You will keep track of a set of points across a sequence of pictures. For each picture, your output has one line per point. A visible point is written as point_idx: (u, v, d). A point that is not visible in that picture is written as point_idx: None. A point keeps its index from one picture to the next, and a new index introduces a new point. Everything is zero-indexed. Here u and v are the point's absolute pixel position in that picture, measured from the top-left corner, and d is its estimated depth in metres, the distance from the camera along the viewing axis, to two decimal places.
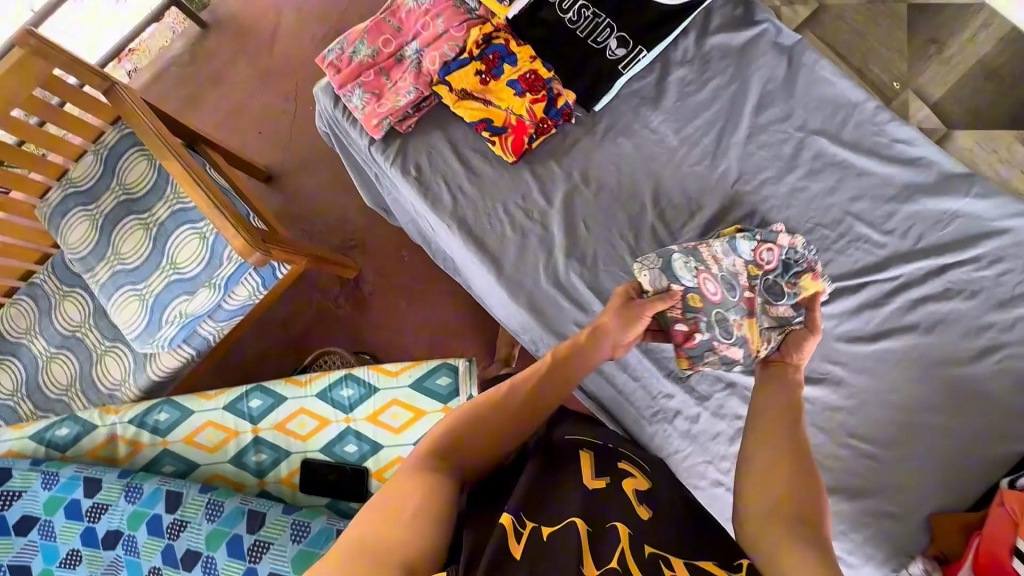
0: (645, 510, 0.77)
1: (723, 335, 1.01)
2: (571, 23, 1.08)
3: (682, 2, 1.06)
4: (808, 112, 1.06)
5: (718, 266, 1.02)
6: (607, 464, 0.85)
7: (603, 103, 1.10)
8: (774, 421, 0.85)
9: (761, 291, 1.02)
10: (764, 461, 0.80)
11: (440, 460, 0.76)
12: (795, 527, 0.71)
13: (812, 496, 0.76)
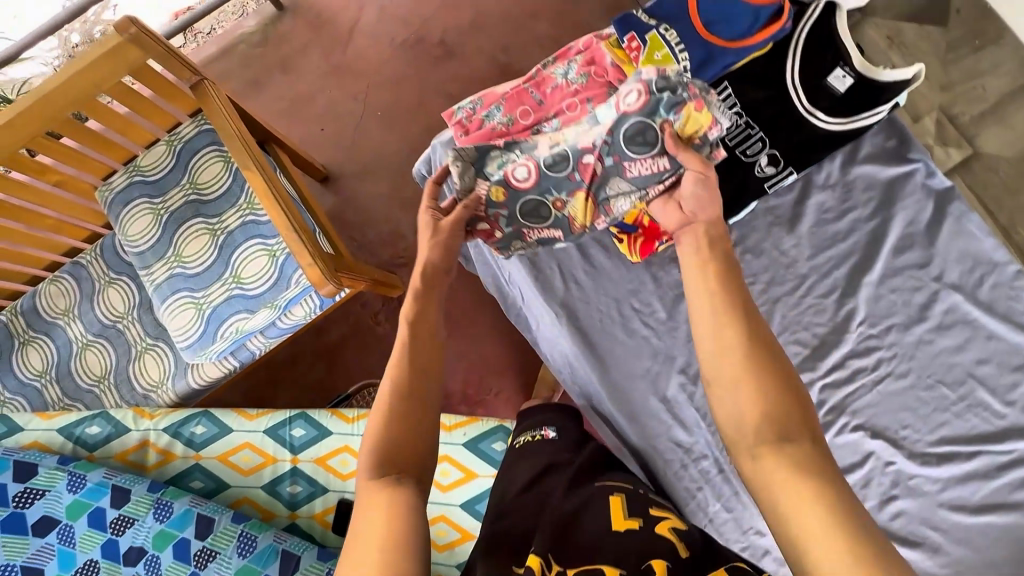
0: (682, 545, 0.82)
1: (537, 221, 1.14)
2: (722, 129, 1.18)
3: (835, 131, 1.16)
4: (948, 262, 1.11)
5: (543, 155, 1.06)
6: (640, 507, 0.90)
7: (741, 214, 1.20)
8: (727, 342, 0.79)
9: (602, 149, 1.04)
10: (738, 385, 0.76)
11: (382, 464, 0.81)
12: (782, 452, 0.70)
13: (791, 410, 0.73)
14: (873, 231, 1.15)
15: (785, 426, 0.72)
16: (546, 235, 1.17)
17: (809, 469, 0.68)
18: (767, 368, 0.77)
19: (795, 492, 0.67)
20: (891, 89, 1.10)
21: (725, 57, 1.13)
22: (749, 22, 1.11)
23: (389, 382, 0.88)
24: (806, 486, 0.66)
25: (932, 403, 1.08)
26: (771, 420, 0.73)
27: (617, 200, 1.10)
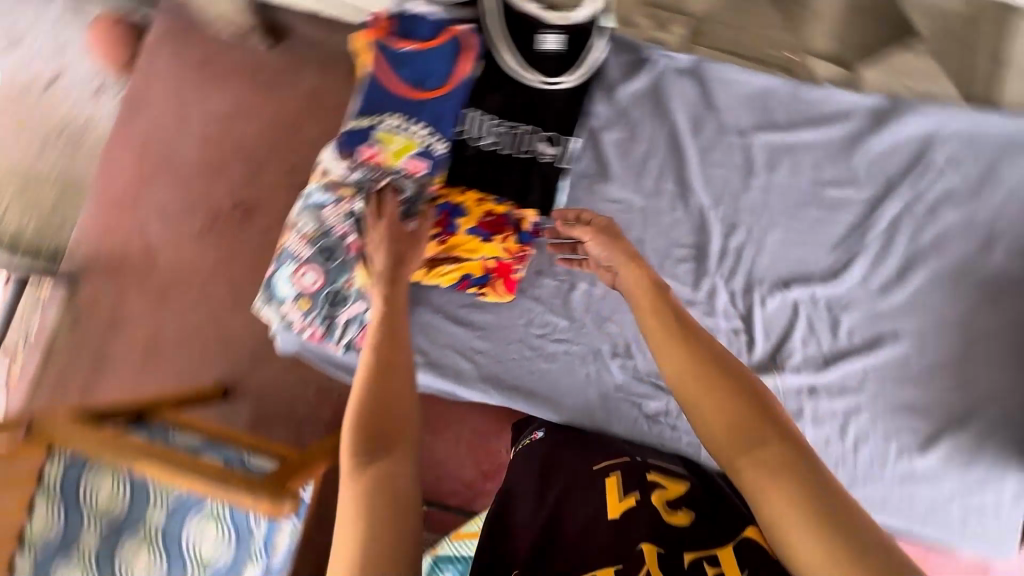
0: (682, 517, 0.72)
1: (346, 307, 0.98)
2: (491, 146, 0.98)
3: (557, 61, 1.00)
4: (736, 107, 1.06)
5: (310, 250, 0.96)
6: (636, 478, 0.79)
7: (562, 200, 1.02)
8: (679, 354, 0.64)
9: (350, 220, 0.94)
10: (705, 401, 0.60)
11: (367, 444, 0.63)
12: (765, 467, 0.54)
13: (761, 410, 0.58)
14: (651, 130, 1.05)
15: (757, 427, 0.57)
16: (361, 323, 0.99)
17: (792, 473, 0.53)
18: (725, 370, 0.61)
19: (781, 502, 0.52)
20: (592, 31, 1.00)
21: (445, 107, 0.97)
22: (443, 73, 0.98)
23: (372, 374, 0.70)
24: (799, 494, 0.51)
25: (819, 236, 1.03)
26: (745, 428, 0.57)
27: None
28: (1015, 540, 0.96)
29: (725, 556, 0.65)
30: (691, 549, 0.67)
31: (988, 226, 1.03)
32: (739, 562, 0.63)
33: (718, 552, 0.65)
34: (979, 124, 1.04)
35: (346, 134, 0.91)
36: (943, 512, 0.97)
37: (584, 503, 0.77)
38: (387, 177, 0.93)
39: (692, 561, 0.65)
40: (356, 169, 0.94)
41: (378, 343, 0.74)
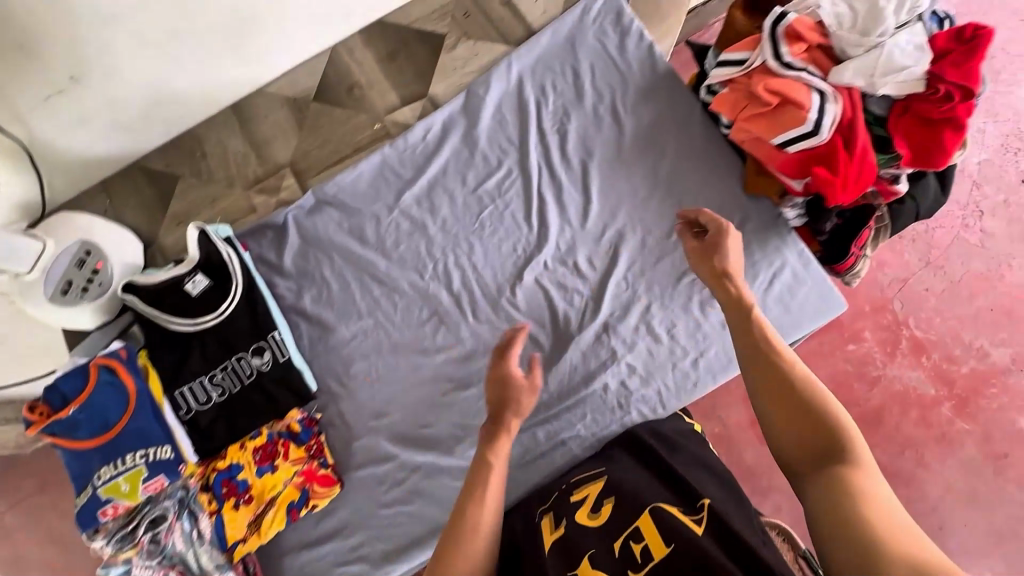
0: (605, 509, 0.77)
1: None
2: (219, 397, 1.01)
3: (216, 292, 1.05)
4: (371, 196, 1.13)
5: None
6: (558, 505, 0.81)
7: (313, 379, 1.05)
8: (749, 356, 0.76)
9: (157, 559, 0.91)
10: (765, 390, 0.72)
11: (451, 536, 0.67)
12: (823, 465, 0.64)
13: (824, 423, 0.67)
14: (332, 268, 1.11)
15: (833, 447, 0.65)
16: None
17: (835, 489, 0.61)
18: (803, 390, 0.70)
19: (815, 494, 0.62)
20: (214, 248, 1.05)
21: (143, 420, 0.93)
22: (99, 424, 0.91)
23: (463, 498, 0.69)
24: (836, 498, 0.60)
25: (508, 223, 1.10)
26: (794, 420, 0.69)
27: (210, 553, 0.94)
28: (834, 289, 1.02)
29: (646, 526, 0.71)
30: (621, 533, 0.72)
31: (606, 105, 1.13)
32: (663, 535, 0.68)
33: (640, 525, 0.71)
34: (535, 52, 1.16)
35: (80, 522, 0.89)
36: (771, 319, 1.02)
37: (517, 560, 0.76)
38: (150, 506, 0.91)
39: (620, 548, 0.69)
40: (113, 535, 0.90)
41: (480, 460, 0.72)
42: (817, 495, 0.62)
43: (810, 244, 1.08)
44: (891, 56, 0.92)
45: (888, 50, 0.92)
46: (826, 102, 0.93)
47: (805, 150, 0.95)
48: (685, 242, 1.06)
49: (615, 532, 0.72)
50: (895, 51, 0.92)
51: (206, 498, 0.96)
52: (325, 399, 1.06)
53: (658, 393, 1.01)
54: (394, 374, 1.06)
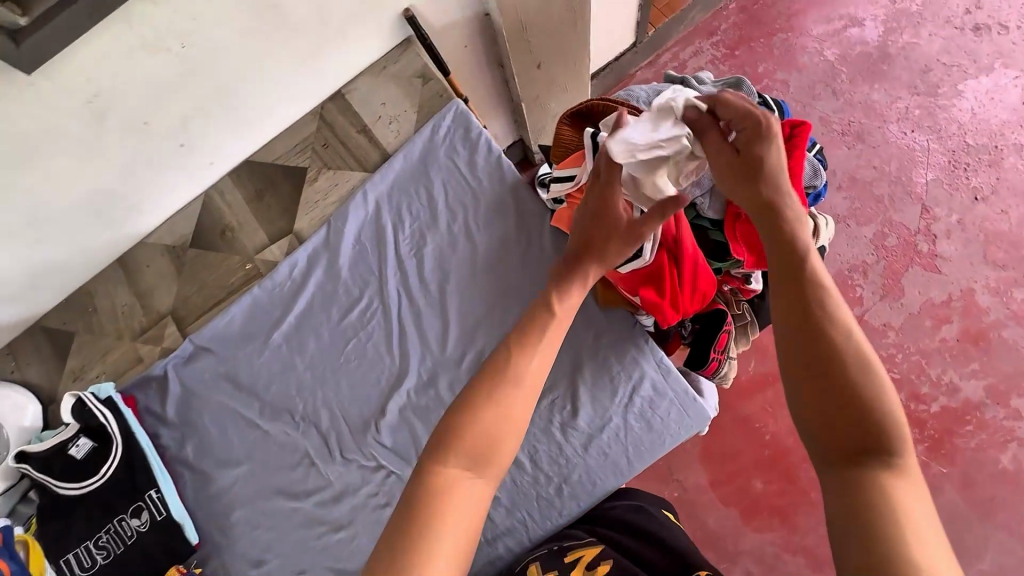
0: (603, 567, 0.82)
1: None
2: (104, 560, 1.05)
3: (97, 455, 1.09)
4: (244, 339, 1.16)
5: None
6: (554, 559, 0.87)
7: (193, 532, 1.08)
8: (797, 289, 0.61)
9: None
10: (806, 336, 0.58)
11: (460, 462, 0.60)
12: (852, 462, 0.53)
13: (862, 394, 0.55)
14: (211, 415, 1.14)
15: (869, 436, 0.54)
16: None
17: (854, 491, 0.52)
18: (841, 346, 0.57)
19: (830, 486, 0.54)
20: (90, 414, 1.10)
21: None
22: None
23: (468, 417, 0.63)
24: (854, 507, 0.51)
25: (371, 354, 1.11)
26: (831, 401, 0.56)
27: None
28: (698, 400, 0.98)
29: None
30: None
31: (459, 224, 1.14)
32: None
33: None
34: (389, 177, 1.18)
35: None
36: (633, 437, 0.98)
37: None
38: None
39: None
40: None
41: (508, 389, 0.64)
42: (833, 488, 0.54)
43: (677, 347, 1.05)
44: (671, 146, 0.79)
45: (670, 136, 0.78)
46: None
47: (637, 268, 0.92)
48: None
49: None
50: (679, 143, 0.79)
51: None
52: (207, 551, 1.08)
53: (523, 524, 0.99)
54: (270, 519, 1.07)
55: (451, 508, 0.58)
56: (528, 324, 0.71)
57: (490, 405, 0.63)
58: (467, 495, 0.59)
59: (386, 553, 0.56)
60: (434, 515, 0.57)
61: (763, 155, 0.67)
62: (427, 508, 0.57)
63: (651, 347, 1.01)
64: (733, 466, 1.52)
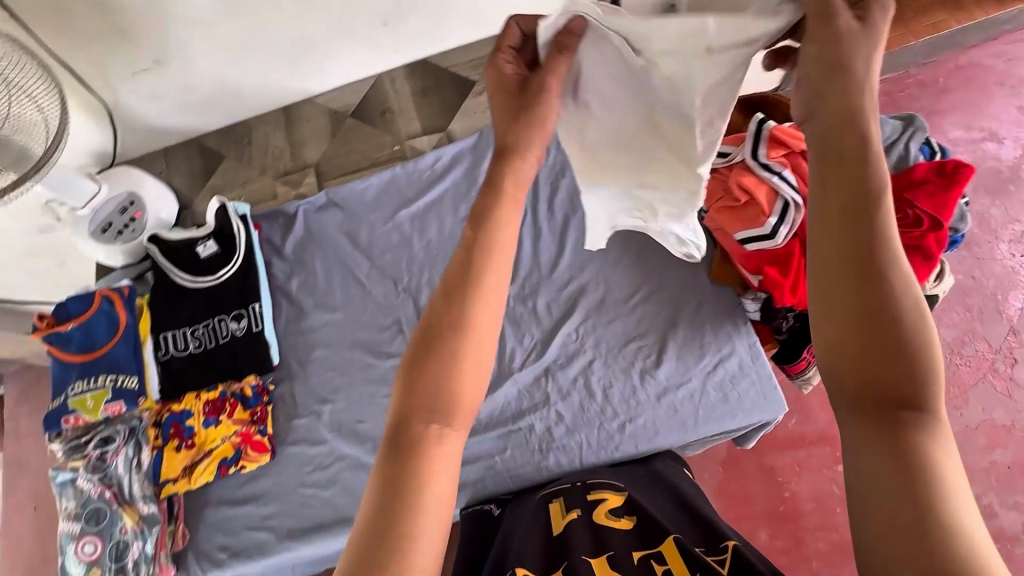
0: (625, 523, 0.79)
1: (131, 548, 1.02)
2: (196, 348, 1.13)
3: (220, 259, 1.19)
4: (375, 207, 1.26)
5: (76, 522, 1.03)
6: (577, 499, 0.87)
7: (277, 354, 1.16)
8: (844, 229, 0.47)
9: (92, 476, 1.03)
10: (850, 288, 0.47)
11: (418, 432, 0.49)
12: (889, 418, 0.44)
13: (907, 353, 0.45)
14: (323, 262, 1.23)
15: (901, 388, 0.45)
16: (159, 542, 1.04)
17: (902, 458, 0.43)
18: (890, 297, 0.46)
19: (860, 447, 0.45)
20: (228, 222, 1.20)
21: (123, 350, 1.08)
22: (88, 341, 1.07)
23: (430, 377, 0.50)
24: (906, 483, 0.42)
25: None
26: (874, 355, 0.45)
27: (135, 484, 1.04)
28: (777, 390, 1.02)
29: (670, 552, 0.73)
30: (641, 550, 0.75)
31: None
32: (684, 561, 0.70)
33: (664, 548, 0.74)
34: None
35: (46, 421, 1.03)
36: (706, 403, 1.02)
37: (529, 534, 0.81)
38: (106, 423, 1.05)
39: (639, 560, 0.74)
40: (69, 440, 1.04)
41: (462, 333, 0.51)
42: (870, 452, 0.44)
43: (767, 341, 1.08)
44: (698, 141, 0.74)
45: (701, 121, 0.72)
46: (789, 212, 0.95)
47: (763, 250, 0.98)
48: (641, 311, 1.09)
49: (630, 547, 0.76)
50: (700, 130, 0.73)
51: (153, 433, 1.07)
52: (282, 374, 1.16)
53: (579, 447, 1.03)
54: (347, 366, 1.15)
55: (431, 478, 0.47)
56: (475, 238, 0.54)
57: (455, 356, 0.50)
58: (448, 463, 0.49)
59: (375, 547, 0.44)
60: (414, 497, 0.46)
61: (848, 51, 0.48)
62: (400, 486, 0.46)
63: (747, 330, 1.06)
64: (748, 504, 1.47)
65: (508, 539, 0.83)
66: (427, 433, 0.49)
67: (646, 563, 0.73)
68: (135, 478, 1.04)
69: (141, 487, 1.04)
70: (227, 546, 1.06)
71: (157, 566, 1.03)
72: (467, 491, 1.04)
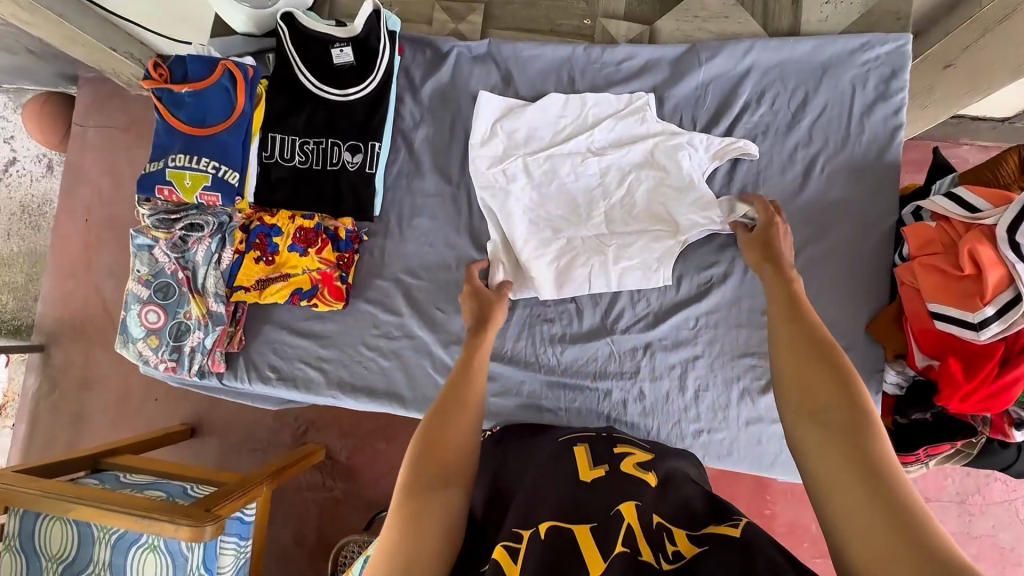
0: (649, 480, 0.73)
1: (192, 335, 1.03)
2: (302, 163, 1.03)
3: (355, 76, 1.03)
4: (539, 88, 1.07)
5: (149, 290, 1.02)
6: (604, 455, 0.79)
7: (379, 204, 1.05)
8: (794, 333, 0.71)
9: (173, 255, 1.00)
10: (807, 366, 0.67)
11: (422, 484, 0.64)
12: (818, 425, 0.61)
13: (831, 382, 0.64)
14: (459, 121, 1.08)
15: (830, 406, 0.62)
16: (216, 341, 1.03)
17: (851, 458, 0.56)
18: (818, 356, 0.67)
19: (814, 444, 0.60)
20: (375, 35, 1.02)
21: (231, 138, 0.97)
22: (202, 114, 0.96)
23: (434, 441, 0.69)
24: (842, 457, 0.57)
25: None
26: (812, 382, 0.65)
27: (210, 280, 1.01)
28: None
29: (681, 537, 0.63)
30: (660, 518, 0.66)
31: (808, 152, 1.00)
32: (693, 539, 0.62)
33: (677, 531, 0.64)
34: (783, 54, 1.02)
35: (138, 184, 0.94)
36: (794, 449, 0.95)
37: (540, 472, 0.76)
38: (196, 209, 0.99)
39: (657, 529, 0.63)
40: (158, 212, 0.98)
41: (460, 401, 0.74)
42: (828, 458, 0.58)
43: (883, 415, 1.00)
44: (502, 119, 1.03)
45: (530, 170, 1.01)
46: (1015, 311, 0.79)
47: (953, 333, 0.84)
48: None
49: (652, 510, 0.67)
50: (492, 139, 1.02)
51: (240, 237, 1.01)
52: (377, 228, 1.07)
53: (646, 431, 0.98)
54: (447, 250, 1.05)
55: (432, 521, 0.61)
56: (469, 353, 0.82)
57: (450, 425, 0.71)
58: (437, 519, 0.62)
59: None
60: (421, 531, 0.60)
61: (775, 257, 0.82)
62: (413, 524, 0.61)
63: (874, 400, 0.96)
64: None
65: (518, 482, 0.76)
66: (431, 489, 0.64)
67: (656, 535, 0.62)
68: (212, 273, 1.01)
69: (214, 286, 1.01)
70: (277, 368, 1.06)
71: (208, 360, 1.04)
72: (520, 419, 1.01)
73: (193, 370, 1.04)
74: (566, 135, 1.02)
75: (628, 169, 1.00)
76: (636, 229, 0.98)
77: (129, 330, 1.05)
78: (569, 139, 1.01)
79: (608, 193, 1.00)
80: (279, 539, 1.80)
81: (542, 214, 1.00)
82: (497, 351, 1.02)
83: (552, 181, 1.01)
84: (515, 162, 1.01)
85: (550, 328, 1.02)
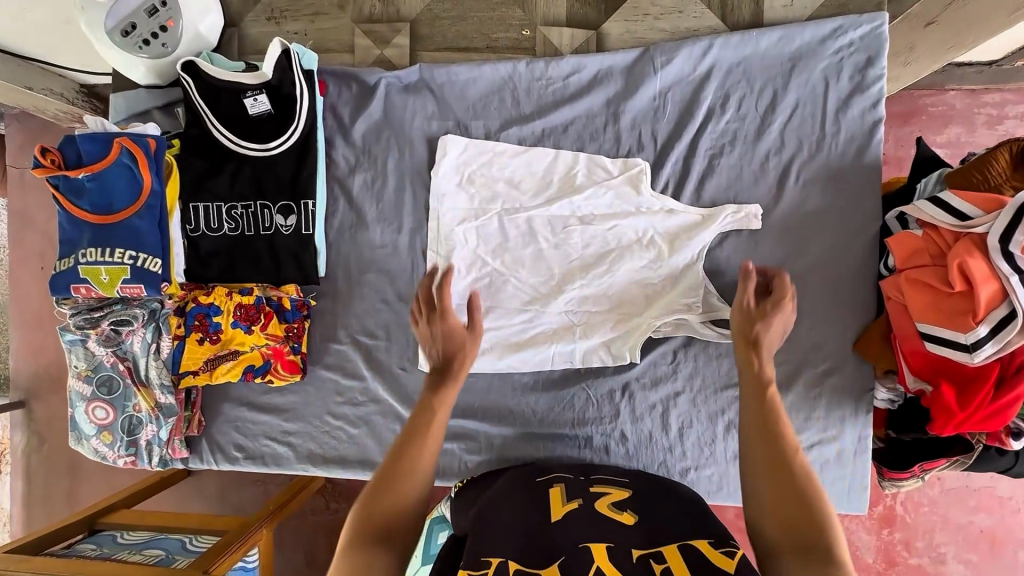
0: (627, 519, 0.70)
1: (146, 428, 0.97)
2: (233, 231, 0.94)
3: (274, 126, 0.92)
4: (480, 116, 0.96)
5: (91, 388, 0.96)
6: (580, 490, 0.77)
7: (324, 264, 0.97)
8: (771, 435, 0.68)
9: (109, 351, 0.93)
10: (777, 478, 0.65)
11: (374, 531, 0.63)
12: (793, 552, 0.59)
13: (807, 496, 0.62)
14: (398, 163, 0.98)
15: (807, 528, 0.60)
16: (172, 432, 0.98)
17: None
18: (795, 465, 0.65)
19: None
20: (290, 78, 0.90)
21: (145, 221, 0.88)
22: (108, 198, 0.87)
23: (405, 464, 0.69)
24: None
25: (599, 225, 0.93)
26: (788, 497, 0.63)
27: (152, 374, 0.94)
28: (864, 493, 0.92)
29: (670, 555, 0.61)
30: (640, 549, 0.63)
31: (781, 159, 0.92)
32: (682, 557, 0.61)
33: (663, 548, 0.63)
34: (746, 50, 0.91)
35: (52, 285, 0.86)
36: None
37: (510, 520, 0.70)
38: (123, 301, 0.92)
39: (639, 560, 0.61)
40: (79, 311, 0.91)
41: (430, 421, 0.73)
42: None
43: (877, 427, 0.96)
44: (476, 168, 0.95)
45: (506, 231, 0.94)
46: (1009, 329, 0.73)
47: (943, 355, 0.79)
48: None
49: (630, 544, 0.64)
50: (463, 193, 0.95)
51: (176, 322, 0.94)
52: (326, 289, 0.99)
53: None
54: (404, 305, 0.98)
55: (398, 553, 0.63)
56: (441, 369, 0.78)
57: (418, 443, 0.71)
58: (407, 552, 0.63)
59: None
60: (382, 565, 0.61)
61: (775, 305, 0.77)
62: None
63: (865, 418, 0.92)
64: None
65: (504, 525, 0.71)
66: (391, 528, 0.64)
67: (639, 563, 0.60)
68: (154, 364, 0.94)
69: (158, 379, 0.94)
70: (243, 447, 1.01)
71: (170, 450, 0.99)
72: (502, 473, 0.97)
73: (155, 462, 0.99)
74: (541, 192, 0.94)
75: (612, 251, 0.93)
76: (614, 332, 0.92)
77: (79, 427, 0.99)
78: (552, 199, 0.94)
79: (588, 282, 0.93)
80: (292, 561, 1.80)
81: (512, 283, 0.95)
82: (469, 408, 0.97)
83: (528, 246, 0.94)
84: (492, 221, 0.94)
85: (522, 376, 0.97)
